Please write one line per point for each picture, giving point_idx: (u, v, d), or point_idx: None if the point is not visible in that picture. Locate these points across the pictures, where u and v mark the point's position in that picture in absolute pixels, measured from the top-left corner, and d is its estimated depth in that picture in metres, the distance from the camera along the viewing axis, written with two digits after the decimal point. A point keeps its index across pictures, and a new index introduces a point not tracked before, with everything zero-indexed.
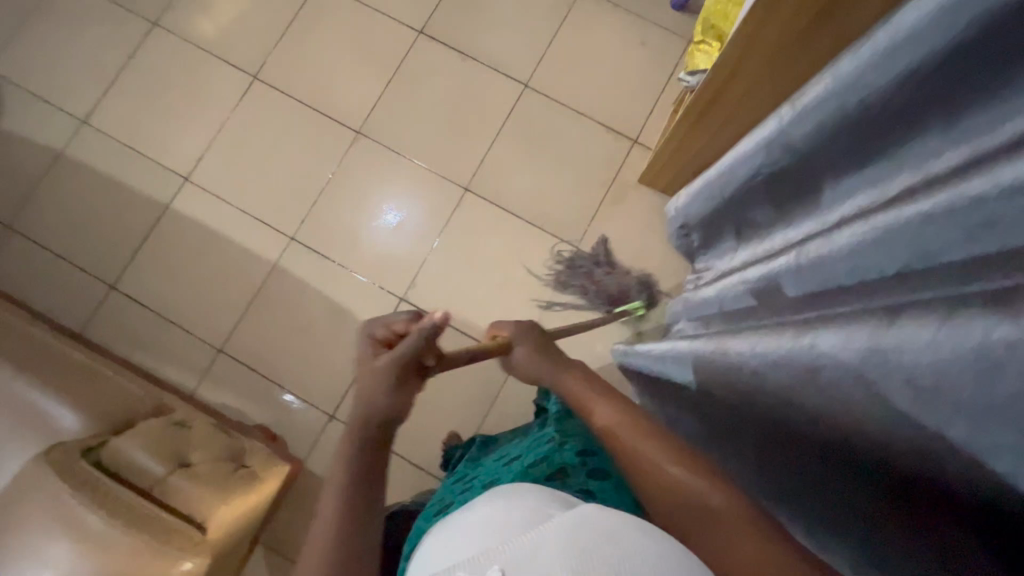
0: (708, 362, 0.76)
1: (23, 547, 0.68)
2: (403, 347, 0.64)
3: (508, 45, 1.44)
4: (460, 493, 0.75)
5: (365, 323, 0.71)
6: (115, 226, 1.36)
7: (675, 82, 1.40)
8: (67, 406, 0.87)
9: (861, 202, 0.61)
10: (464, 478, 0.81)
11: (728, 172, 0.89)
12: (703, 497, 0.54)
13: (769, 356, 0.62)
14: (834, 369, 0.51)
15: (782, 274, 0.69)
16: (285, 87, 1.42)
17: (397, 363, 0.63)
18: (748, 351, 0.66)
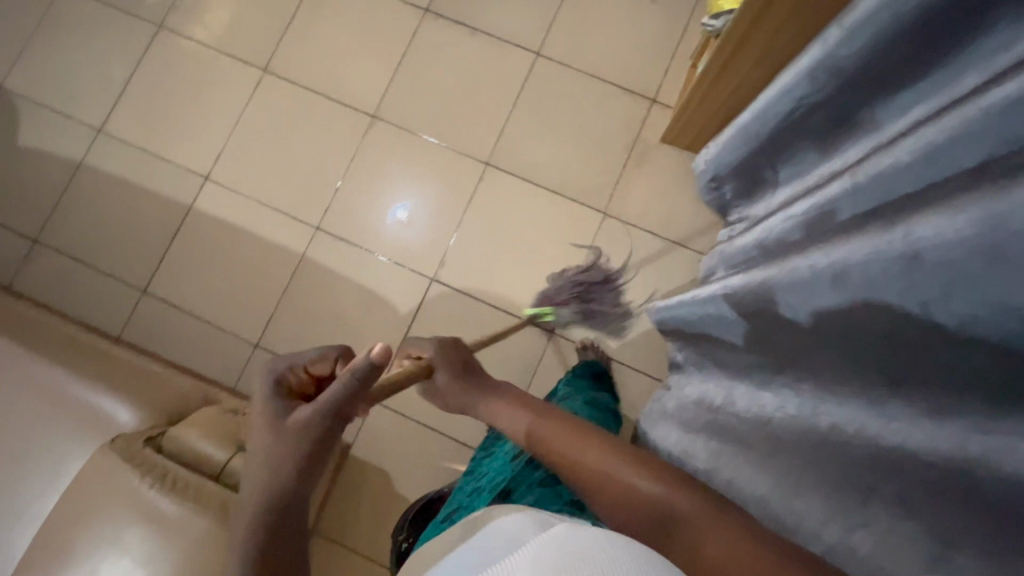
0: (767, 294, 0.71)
1: (102, 535, 0.69)
2: (328, 395, 0.58)
3: (516, 15, 1.42)
4: (469, 494, 0.81)
5: (270, 361, 0.65)
6: (140, 231, 1.36)
7: (689, 37, 1.38)
8: (121, 402, 0.87)
9: (925, 113, 0.59)
10: (471, 478, 0.86)
11: (765, 109, 0.85)
12: (656, 497, 0.57)
13: (832, 265, 0.59)
14: (906, 261, 0.48)
15: (831, 200, 0.66)
16: (296, 78, 1.41)
17: (314, 424, 0.58)
18: (808, 267, 0.64)
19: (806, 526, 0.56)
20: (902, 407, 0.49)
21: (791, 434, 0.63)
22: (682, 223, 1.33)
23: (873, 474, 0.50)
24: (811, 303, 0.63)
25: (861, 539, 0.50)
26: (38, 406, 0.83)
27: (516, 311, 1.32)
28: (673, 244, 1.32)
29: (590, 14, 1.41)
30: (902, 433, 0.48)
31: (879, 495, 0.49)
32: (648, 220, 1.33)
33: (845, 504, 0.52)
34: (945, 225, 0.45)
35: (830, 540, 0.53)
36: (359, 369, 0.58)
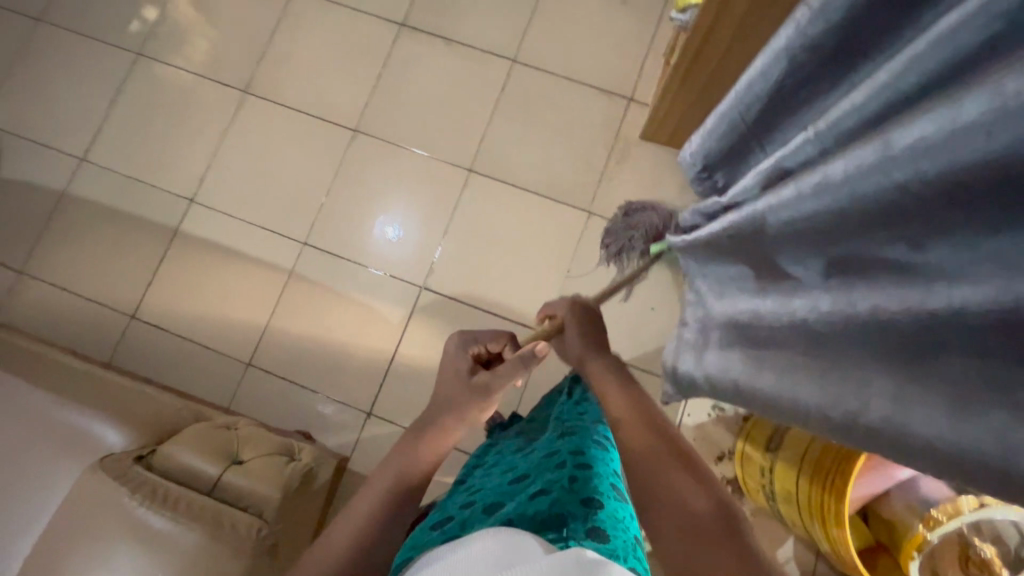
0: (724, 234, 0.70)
1: (90, 557, 0.68)
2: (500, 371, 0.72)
3: (490, 25, 1.45)
4: (463, 505, 0.73)
5: (459, 339, 0.78)
6: (128, 255, 1.36)
7: (660, 37, 1.41)
8: (109, 423, 0.86)
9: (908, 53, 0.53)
10: (469, 489, 0.79)
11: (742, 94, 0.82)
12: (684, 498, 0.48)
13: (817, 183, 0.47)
14: (888, 175, 0.38)
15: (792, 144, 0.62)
16: (277, 97, 1.43)
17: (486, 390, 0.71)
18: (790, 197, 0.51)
19: (845, 403, 0.44)
20: (947, 266, 0.36)
21: (829, 334, 0.49)
22: None
23: (927, 332, 0.38)
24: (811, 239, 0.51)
25: (918, 400, 0.37)
26: (23, 431, 0.82)
27: (508, 313, 1.32)
28: None
29: (564, 19, 1.44)
30: (938, 289, 0.37)
31: (943, 356, 0.36)
32: None
33: (896, 366, 0.40)
34: (928, 119, 0.34)
35: (880, 411, 0.40)
36: (531, 355, 0.71)
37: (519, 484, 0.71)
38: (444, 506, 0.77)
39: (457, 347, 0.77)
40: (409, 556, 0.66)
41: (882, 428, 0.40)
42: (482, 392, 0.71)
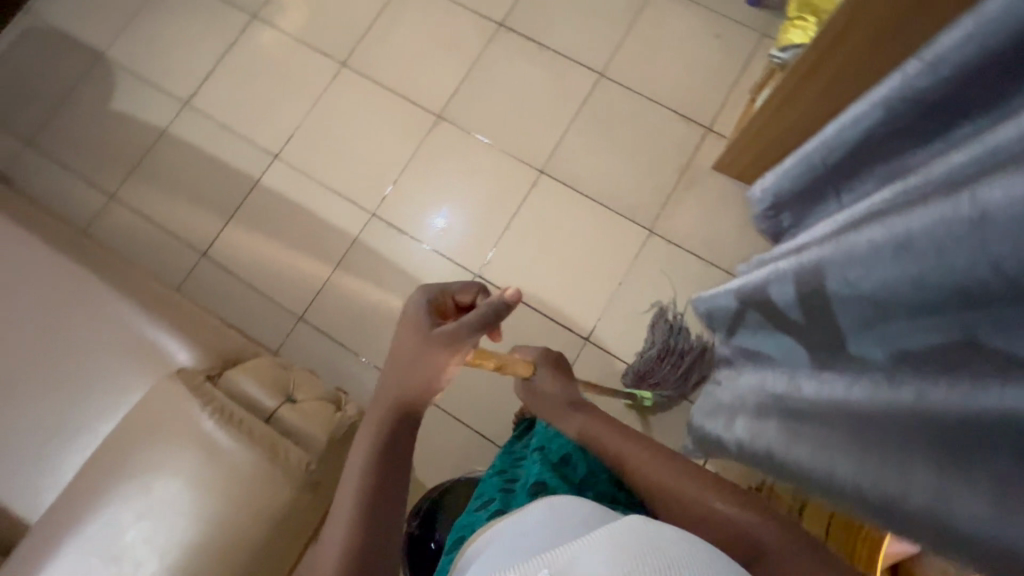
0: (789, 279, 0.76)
1: (155, 456, 0.73)
2: (461, 324, 0.64)
3: (583, 37, 1.49)
4: (503, 486, 0.73)
5: (424, 286, 0.69)
6: (210, 197, 1.45)
7: (749, 74, 1.43)
8: (181, 342, 0.91)
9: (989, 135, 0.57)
10: (503, 470, 0.79)
11: (830, 137, 0.87)
12: (744, 528, 0.60)
13: (889, 234, 0.52)
14: (953, 238, 0.44)
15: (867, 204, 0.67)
16: (372, 74, 1.50)
17: (455, 340, 0.64)
18: (862, 242, 0.57)
19: (898, 488, 0.50)
20: (997, 352, 0.42)
21: (881, 413, 0.55)
22: (727, 248, 1.35)
23: (973, 438, 0.43)
24: (875, 291, 0.57)
25: (954, 490, 0.43)
26: (110, 336, 0.89)
27: (553, 315, 1.34)
28: (714, 267, 1.34)
29: (657, 44, 1.48)
30: (974, 391, 0.43)
31: (982, 461, 0.41)
32: (691, 243, 1.36)
33: (941, 457, 0.46)
34: (997, 192, 0.39)
35: (930, 496, 0.46)
36: (501, 304, 0.64)
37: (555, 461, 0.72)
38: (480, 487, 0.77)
39: (421, 299, 0.68)
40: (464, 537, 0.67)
41: (929, 511, 0.46)
42: (449, 343, 0.64)
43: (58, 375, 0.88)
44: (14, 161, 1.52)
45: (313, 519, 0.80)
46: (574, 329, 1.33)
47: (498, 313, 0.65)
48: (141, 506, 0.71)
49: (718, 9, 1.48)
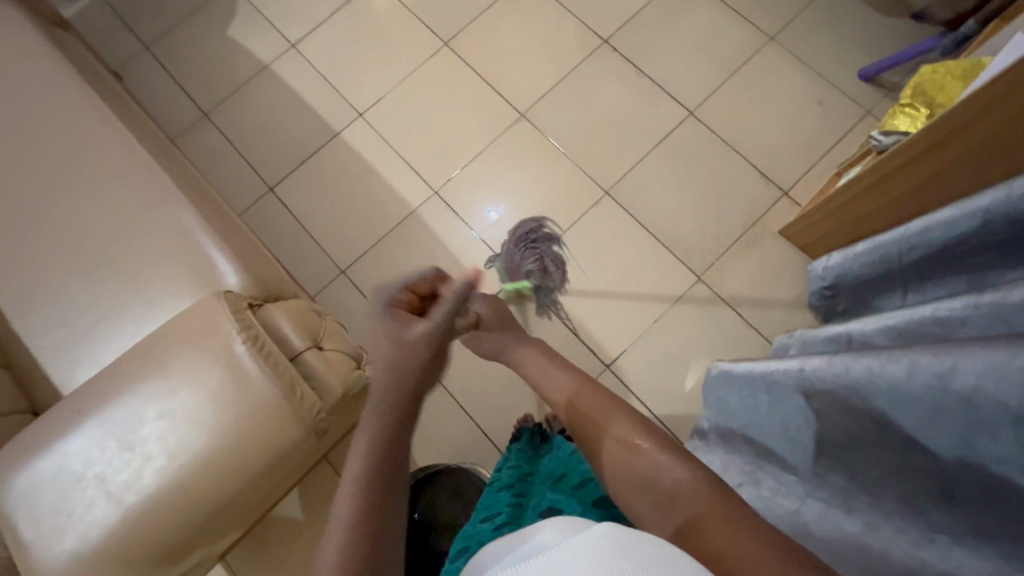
0: (823, 380, 0.75)
1: (185, 364, 0.76)
2: (438, 314, 0.66)
3: (683, 73, 1.49)
4: (508, 501, 0.79)
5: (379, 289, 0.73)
6: (291, 138, 1.51)
7: (840, 149, 1.40)
8: (232, 266, 0.95)
9: None
10: (507, 482, 0.84)
11: (916, 234, 0.87)
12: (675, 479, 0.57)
13: (937, 374, 0.56)
14: None
15: (938, 317, 0.68)
16: (469, 59, 1.54)
17: (434, 336, 0.65)
18: (903, 373, 0.61)
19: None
20: None
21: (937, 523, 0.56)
22: (773, 314, 1.32)
23: None
24: (896, 419, 0.62)
25: None
26: (175, 243, 0.95)
27: (582, 334, 1.34)
28: (754, 330, 1.31)
29: (754, 97, 1.46)
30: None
31: None
32: (737, 300, 1.34)
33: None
34: None
35: None
36: (461, 287, 0.69)
37: (562, 487, 0.78)
38: (490, 503, 0.81)
39: (383, 302, 0.71)
40: (469, 549, 0.74)
41: None
42: (428, 338, 0.64)
43: (122, 268, 0.94)
44: (128, 62, 1.63)
45: (307, 463, 0.83)
46: (598, 354, 1.33)
47: (464, 297, 0.69)
48: (163, 404, 0.74)
49: (826, 77, 1.45)
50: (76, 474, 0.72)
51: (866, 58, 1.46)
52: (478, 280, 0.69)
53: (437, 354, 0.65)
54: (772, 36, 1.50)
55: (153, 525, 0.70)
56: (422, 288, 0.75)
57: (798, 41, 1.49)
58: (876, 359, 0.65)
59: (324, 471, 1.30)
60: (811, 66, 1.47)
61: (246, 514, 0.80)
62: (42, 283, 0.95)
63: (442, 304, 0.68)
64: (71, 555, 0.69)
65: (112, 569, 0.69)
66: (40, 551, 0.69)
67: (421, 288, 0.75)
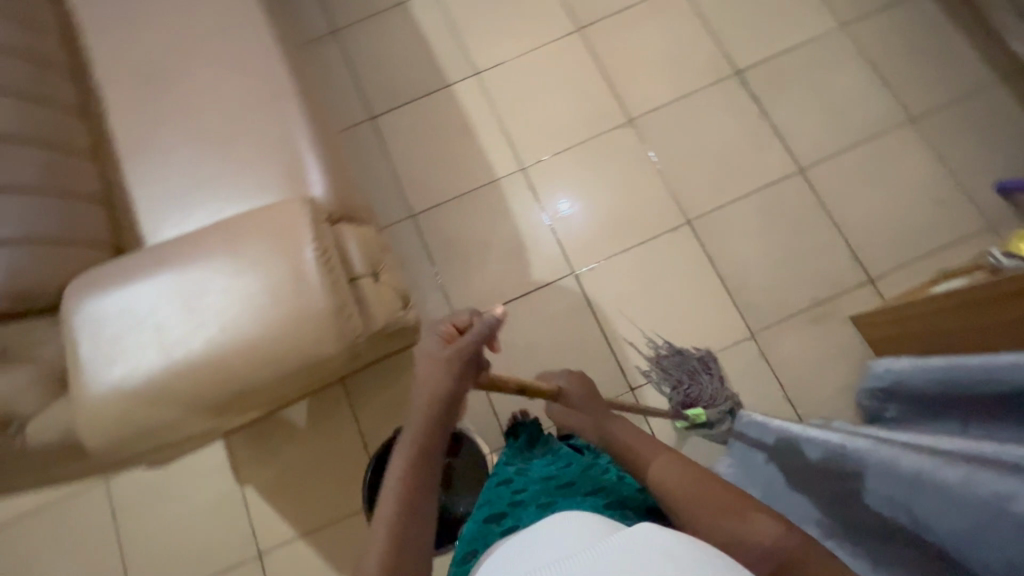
0: (874, 464, 0.83)
1: (256, 253, 0.81)
2: (464, 343, 0.71)
3: (807, 128, 1.43)
4: (510, 499, 0.80)
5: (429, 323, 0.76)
6: (405, 77, 1.55)
7: (946, 255, 1.32)
8: (319, 177, 0.99)
9: None
10: (509, 479, 0.85)
11: (988, 368, 0.85)
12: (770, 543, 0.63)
13: (994, 493, 0.64)
14: None
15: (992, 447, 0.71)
16: (597, 51, 1.53)
17: (458, 357, 0.71)
18: (958, 478, 0.68)
19: None
20: None
21: None
22: (816, 397, 1.26)
23: None
24: (940, 522, 0.72)
25: None
26: (278, 141, 1.00)
27: (618, 351, 1.33)
28: (791, 405, 1.27)
29: (872, 174, 1.38)
30: None
31: None
32: (784, 371, 1.29)
33: None
34: None
35: None
36: (489, 319, 0.75)
37: (568, 488, 0.79)
38: (491, 499, 0.82)
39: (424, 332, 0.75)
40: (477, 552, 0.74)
41: None
42: (455, 359, 0.71)
43: (227, 148, 1.00)
44: None
45: (332, 377, 0.87)
46: (625, 373, 1.32)
47: (490, 329, 0.75)
48: (230, 280, 0.79)
49: (955, 177, 1.36)
50: (140, 317, 0.78)
51: (1009, 170, 1.35)
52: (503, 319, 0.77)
53: (461, 374, 0.72)
54: (912, 118, 1.41)
55: (194, 383, 0.75)
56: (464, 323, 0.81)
57: (939, 131, 1.39)
58: (929, 460, 0.73)
59: (335, 392, 1.35)
60: (943, 161, 1.37)
61: (267, 401, 0.85)
62: (156, 139, 1.02)
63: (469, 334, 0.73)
64: (116, 384, 0.75)
65: (146, 407, 0.75)
66: (91, 373, 0.76)
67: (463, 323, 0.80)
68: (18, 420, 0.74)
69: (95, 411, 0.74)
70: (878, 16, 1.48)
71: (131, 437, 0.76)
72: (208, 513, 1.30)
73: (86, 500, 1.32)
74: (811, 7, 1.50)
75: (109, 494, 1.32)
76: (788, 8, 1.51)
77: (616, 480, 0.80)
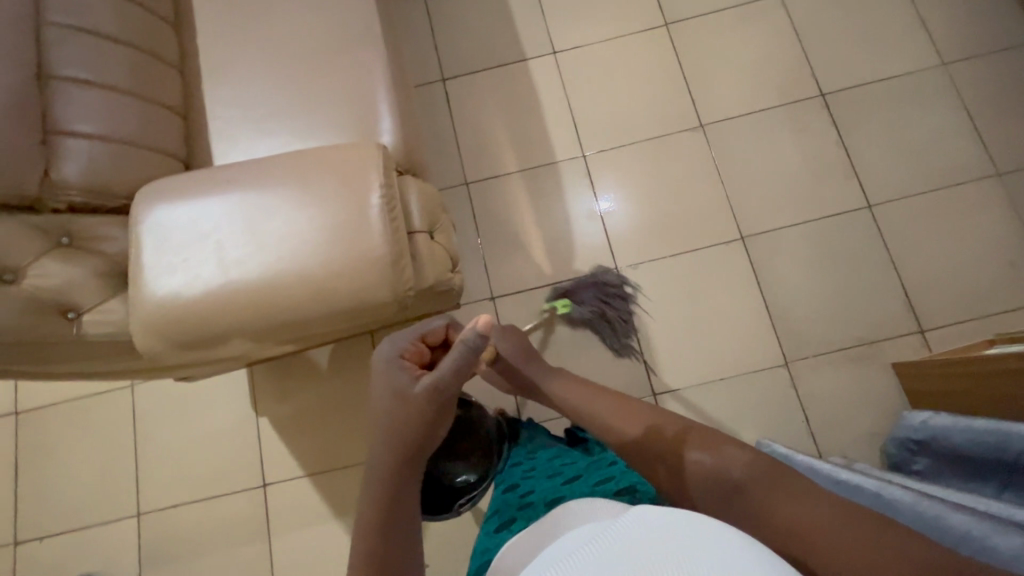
0: (904, 511, 0.79)
1: (323, 189, 0.81)
2: (439, 372, 0.66)
3: (883, 164, 1.38)
4: (521, 504, 0.82)
5: (391, 339, 0.74)
6: (482, 43, 1.53)
7: (1005, 319, 1.26)
8: (391, 126, 0.98)
9: None
10: (516, 485, 0.88)
11: None
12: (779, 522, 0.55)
13: None
14: None
15: None
16: (681, 49, 1.49)
17: (437, 394, 0.66)
18: (1011, 552, 0.66)
19: None
20: None
21: None
22: (840, 436, 1.24)
23: None
24: None
25: None
26: (357, 83, 1.00)
27: (647, 354, 1.32)
28: (813, 440, 1.24)
29: (944, 222, 1.33)
30: None
31: None
32: (812, 405, 1.26)
33: None
34: None
35: None
36: (470, 339, 0.66)
37: (576, 482, 0.81)
38: (501, 504, 0.85)
39: (391, 354, 0.72)
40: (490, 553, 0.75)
41: None
42: (433, 395, 0.66)
43: (306, 82, 1.01)
44: None
45: (373, 325, 0.88)
46: (651, 377, 1.30)
47: (472, 350, 0.67)
48: (294, 213, 0.80)
49: None
50: (202, 233, 0.80)
51: None
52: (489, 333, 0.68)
53: (439, 411, 0.67)
54: (998, 173, 1.34)
55: (245, 306, 0.77)
56: (434, 339, 0.78)
57: None
58: (985, 523, 0.69)
59: (362, 343, 1.37)
60: (1022, 223, 1.31)
61: (308, 336, 0.87)
62: (239, 63, 1.03)
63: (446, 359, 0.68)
64: (172, 292, 0.77)
65: (196, 320, 0.77)
66: (150, 278, 0.78)
67: (433, 339, 0.77)
68: (75, 309, 0.77)
69: (150, 314, 0.76)
70: (982, 60, 1.41)
71: (177, 346, 0.78)
72: (222, 435, 1.34)
73: (112, 401, 1.37)
74: (912, 40, 1.44)
75: (133, 399, 1.36)
76: (888, 37, 1.45)
77: (623, 467, 0.83)
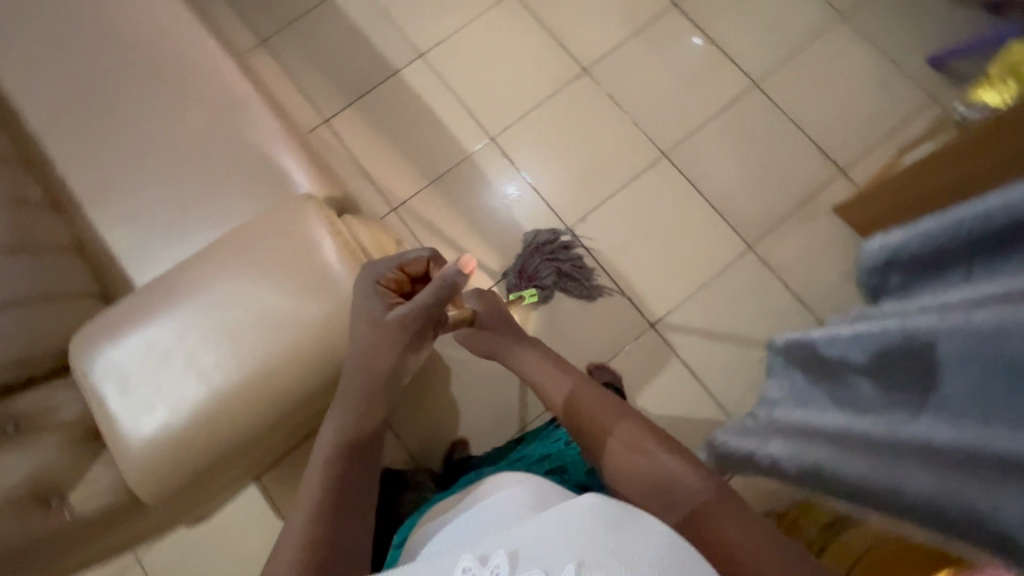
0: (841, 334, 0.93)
1: (274, 260, 0.76)
2: (417, 303, 0.71)
3: (749, 43, 1.48)
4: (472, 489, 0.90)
5: (368, 267, 0.74)
6: (350, 71, 1.49)
7: (901, 132, 1.40)
8: (306, 175, 0.94)
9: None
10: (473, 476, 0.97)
11: (952, 222, 0.93)
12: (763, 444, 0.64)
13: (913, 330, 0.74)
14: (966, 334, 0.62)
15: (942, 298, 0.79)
16: (536, 9, 1.52)
17: (412, 321, 0.71)
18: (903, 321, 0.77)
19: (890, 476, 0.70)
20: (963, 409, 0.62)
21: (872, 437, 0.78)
22: (820, 288, 1.33)
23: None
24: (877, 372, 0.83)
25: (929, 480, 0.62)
26: (253, 149, 0.94)
27: (629, 293, 1.35)
28: (801, 302, 1.32)
29: (818, 73, 1.46)
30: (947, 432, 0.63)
31: None
32: (786, 272, 1.34)
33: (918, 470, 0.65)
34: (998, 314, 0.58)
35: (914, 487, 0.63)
36: (452, 273, 0.74)
37: None
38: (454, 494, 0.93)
39: (370, 282, 0.73)
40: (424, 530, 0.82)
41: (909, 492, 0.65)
42: (408, 322, 0.71)
43: (198, 167, 0.94)
44: None
45: None
46: (643, 312, 1.34)
47: (453, 281, 0.74)
48: (250, 294, 0.74)
49: (892, 59, 1.45)
50: (162, 354, 0.72)
51: (937, 42, 1.45)
52: (467, 270, 0.76)
53: (415, 335, 0.72)
54: (842, 14, 1.48)
55: (239, 411, 0.71)
56: (414, 268, 0.77)
57: (869, 20, 1.48)
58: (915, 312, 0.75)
59: None
60: (878, 47, 1.46)
61: (318, 410, 0.82)
62: (116, 175, 0.94)
63: (427, 289, 0.73)
64: (155, 431, 0.69)
65: (197, 448, 0.70)
66: (128, 425, 0.69)
67: (413, 268, 0.77)
68: (57, 494, 0.68)
69: (145, 463, 0.68)
70: None
71: (186, 483, 0.71)
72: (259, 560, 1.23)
73: None
74: None
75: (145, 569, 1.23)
76: None
77: None
